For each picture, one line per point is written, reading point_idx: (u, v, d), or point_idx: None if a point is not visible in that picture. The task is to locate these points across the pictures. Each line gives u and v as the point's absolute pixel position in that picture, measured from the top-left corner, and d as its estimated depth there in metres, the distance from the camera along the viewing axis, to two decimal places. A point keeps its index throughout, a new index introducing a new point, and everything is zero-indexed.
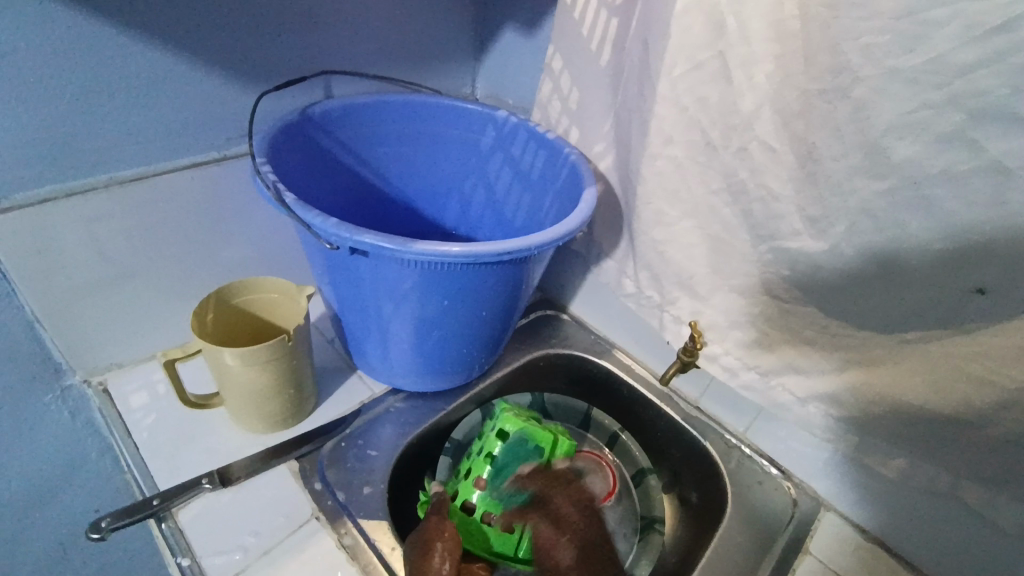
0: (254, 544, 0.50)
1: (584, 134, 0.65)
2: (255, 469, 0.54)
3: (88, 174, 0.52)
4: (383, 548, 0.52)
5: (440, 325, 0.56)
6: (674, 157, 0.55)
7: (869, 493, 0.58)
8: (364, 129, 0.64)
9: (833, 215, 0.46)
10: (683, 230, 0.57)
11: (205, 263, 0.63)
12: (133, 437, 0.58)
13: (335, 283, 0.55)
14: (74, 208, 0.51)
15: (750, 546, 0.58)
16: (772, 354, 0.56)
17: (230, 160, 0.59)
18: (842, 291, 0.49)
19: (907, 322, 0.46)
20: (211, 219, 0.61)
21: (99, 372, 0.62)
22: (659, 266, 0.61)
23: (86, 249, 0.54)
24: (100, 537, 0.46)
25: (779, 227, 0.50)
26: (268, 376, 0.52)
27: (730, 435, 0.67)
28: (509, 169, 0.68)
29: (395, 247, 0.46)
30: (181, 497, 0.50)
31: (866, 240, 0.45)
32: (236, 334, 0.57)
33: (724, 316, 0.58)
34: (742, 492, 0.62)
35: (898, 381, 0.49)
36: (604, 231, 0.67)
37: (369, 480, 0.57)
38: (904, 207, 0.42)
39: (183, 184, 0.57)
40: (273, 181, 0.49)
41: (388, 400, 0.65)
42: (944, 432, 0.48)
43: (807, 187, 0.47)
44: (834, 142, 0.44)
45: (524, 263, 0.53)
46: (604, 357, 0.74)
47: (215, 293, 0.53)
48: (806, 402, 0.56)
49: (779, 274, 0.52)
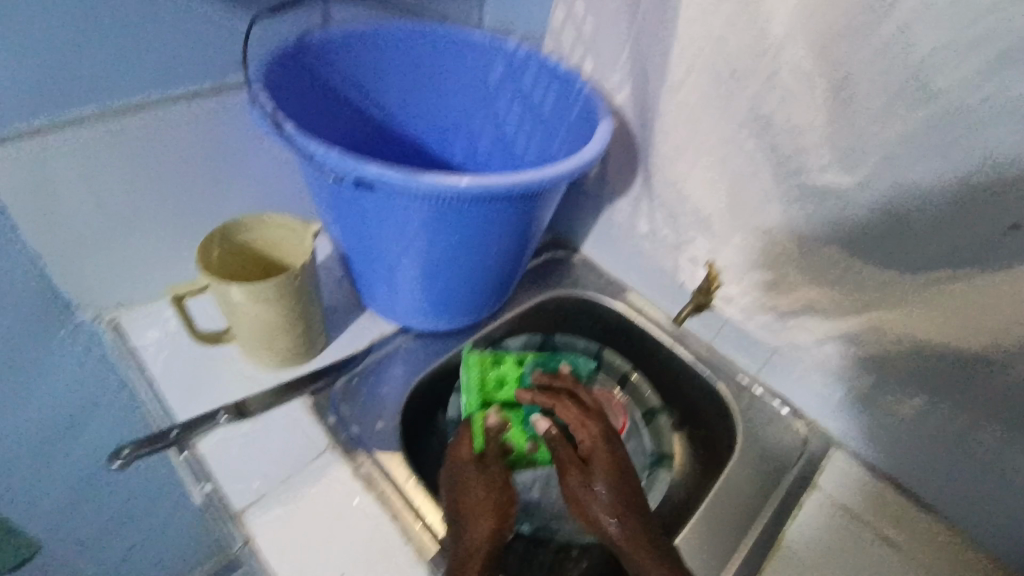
0: (273, 473, 0.52)
1: (599, 63, 0.61)
2: (269, 402, 0.55)
3: (81, 105, 0.50)
4: (399, 478, 0.53)
5: (449, 263, 0.55)
6: (696, 86, 0.51)
7: (881, 432, 0.58)
8: (366, 61, 0.60)
9: (867, 146, 0.43)
10: (703, 165, 0.54)
11: (209, 201, 0.62)
12: (146, 370, 0.59)
13: (341, 220, 0.54)
14: (68, 141, 0.50)
15: (760, 481, 0.59)
16: (790, 295, 0.55)
17: (230, 92, 0.57)
18: (870, 229, 0.46)
19: (938, 261, 0.44)
20: (211, 155, 0.59)
21: (109, 310, 0.62)
22: (676, 204, 0.58)
23: (86, 184, 0.53)
24: (122, 464, 0.48)
25: (807, 161, 0.47)
26: (278, 312, 0.52)
27: (742, 376, 0.66)
28: (518, 105, 0.64)
29: (401, 178, 0.44)
30: (198, 430, 0.52)
31: (900, 174, 0.42)
32: (244, 272, 0.56)
33: (742, 256, 0.56)
34: (752, 431, 0.62)
35: (923, 320, 0.47)
36: (619, 168, 0.64)
37: (382, 415, 0.58)
38: (946, 136, 0.40)
39: (179, 117, 0.55)
40: (272, 111, 0.46)
41: (398, 339, 0.65)
42: (966, 372, 0.47)
43: (840, 118, 0.44)
44: (872, 66, 0.40)
45: (536, 198, 0.50)
46: (616, 299, 0.73)
47: (220, 229, 0.52)
48: (824, 342, 0.56)
49: (803, 212, 0.50)
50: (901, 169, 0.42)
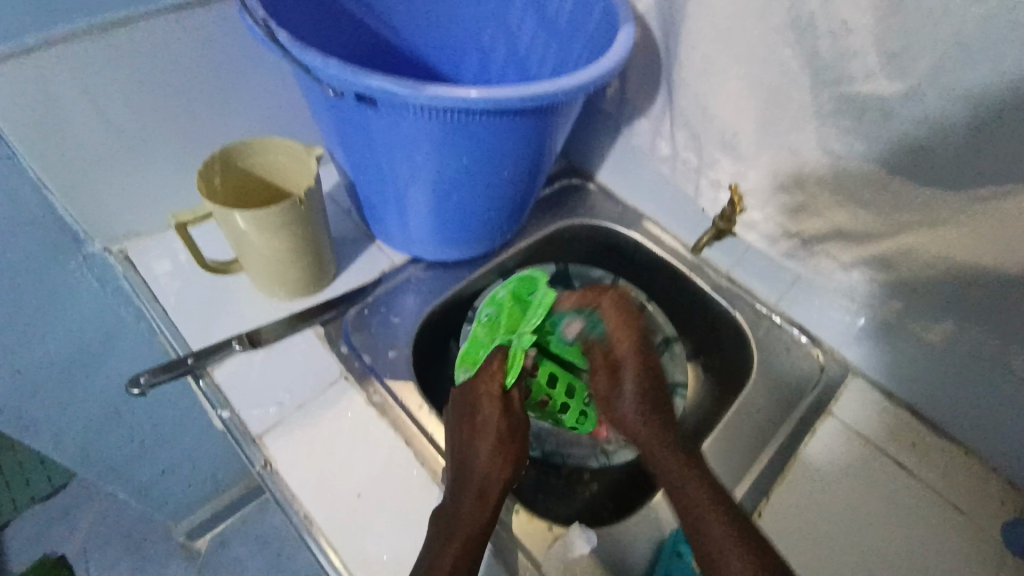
0: (289, 400, 0.53)
1: None
2: (281, 332, 0.55)
3: (66, 19, 0.46)
4: (411, 406, 0.54)
5: (459, 187, 0.53)
6: None
7: (903, 359, 0.57)
8: None
9: (919, 48, 0.39)
10: (732, 77, 0.50)
11: (207, 125, 0.59)
12: (161, 302, 0.58)
13: (344, 141, 0.51)
14: (57, 59, 0.47)
15: (772, 408, 0.59)
16: (819, 218, 0.53)
17: (218, 4, 0.52)
18: (914, 144, 0.43)
19: (982, 177, 0.41)
20: (206, 76, 0.56)
21: (117, 241, 0.62)
22: (700, 122, 0.54)
23: (78, 107, 0.50)
24: (140, 391, 0.49)
25: (849, 67, 0.43)
26: (285, 240, 0.51)
27: (761, 305, 0.64)
28: (533, 16, 0.59)
29: (404, 92, 0.41)
30: (212, 357, 0.52)
31: (953, 80, 0.38)
32: (247, 199, 0.54)
33: (769, 177, 0.53)
34: (768, 360, 0.62)
35: (960, 242, 0.45)
36: (639, 85, 0.60)
37: (394, 344, 0.58)
38: (1009, 33, 0.35)
39: (170, 32, 0.51)
40: (264, 19, 0.43)
41: (408, 270, 0.64)
42: (1002, 297, 0.45)
43: (892, 16, 0.39)
44: None
45: (549, 113, 0.47)
46: (632, 228, 0.70)
47: (219, 153, 0.50)
48: (851, 268, 0.55)
49: (839, 126, 0.46)
50: (953, 74, 0.38)
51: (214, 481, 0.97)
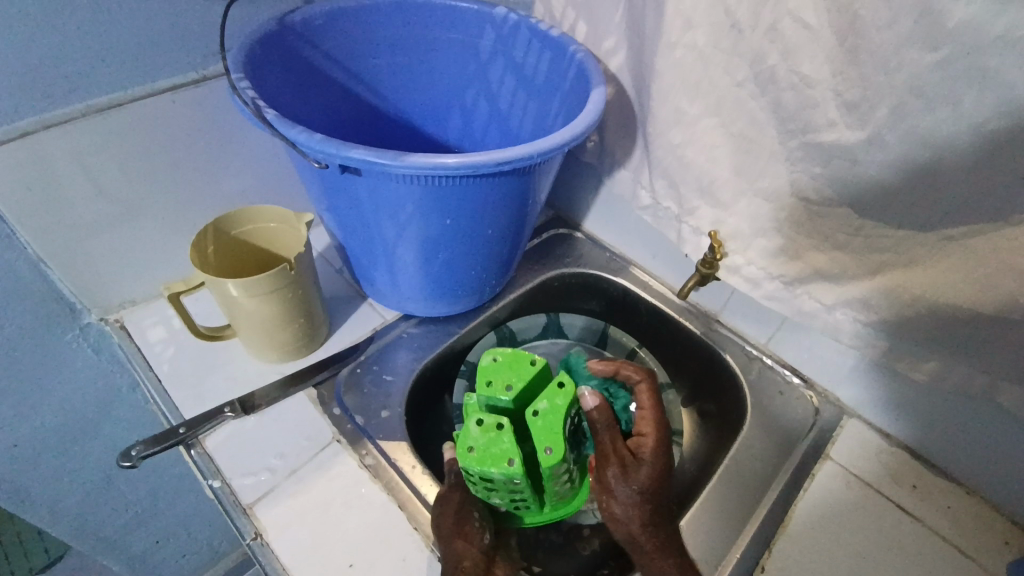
0: (281, 465, 0.52)
1: (593, 28, 0.58)
2: (274, 397, 0.55)
3: (64, 103, 0.49)
4: (404, 466, 0.53)
5: (445, 246, 0.54)
6: (695, 44, 0.48)
7: (896, 398, 0.57)
8: (352, 38, 0.58)
9: (876, 97, 0.41)
10: (704, 129, 0.52)
11: (203, 194, 0.61)
12: (154, 369, 0.59)
13: (333, 207, 0.53)
14: (56, 141, 0.49)
15: (773, 451, 0.58)
16: (799, 261, 0.53)
17: (211, 81, 0.55)
18: (883, 187, 0.44)
19: (950, 218, 0.42)
20: (201, 147, 0.58)
21: (113, 310, 0.62)
22: (677, 172, 0.56)
23: (77, 184, 0.53)
24: (131, 464, 0.48)
25: (813, 118, 0.45)
26: (275, 304, 0.52)
27: (751, 347, 0.65)
28: (512, 75, 0.62)
29: (386, 162, 0.43)
30: (204, 427, 0.52)
31: (910, 126, 0.40)
32: (239, 265, 0.56)
33: (748, 222, 0.54)
34: (763, 402, 0.61)
35: (936, 280, 0.45)
36: (617, 139, 0.62)
37: (387, 403, 0.58)
38: (956, 82, 0.37)
39: (166, 111, 0.54)
40: (253, 98, 0.45)
41: (400, 326, 0.65)
42: (983, 334, 0.45)
43: (847, 68, 0.41)
44: (881, 8, 0.38)
45: (529, 173, 0.49)
46: (620, 275, 0.72)
47: (213, 223, 0.51)
48: (834, 308, 0.54)
49: (809, 172, 0.48)
50: (911, 120, 0.40)
51: (210, 550, 0.94)
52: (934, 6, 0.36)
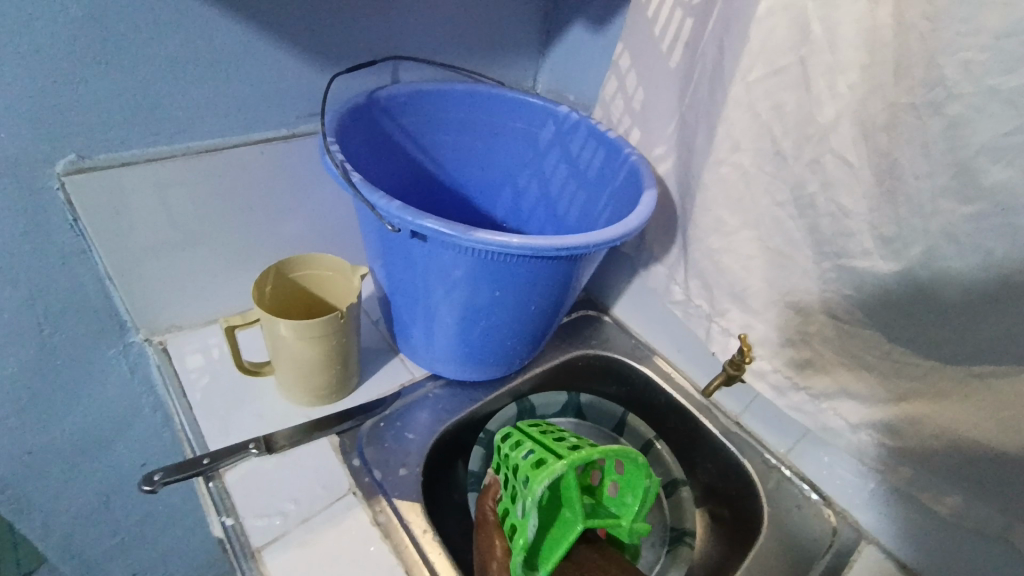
0: (294, 511, 0.52)
1: (646, 135, 0.64)
2: (297, 439, 0.56)
3: (167, 142, 0.54)
4: (415, 529, 0.53)
5: (488, 316, 0.57)
6: (740, 164, 0.53)
7: (918, 531, 0.56)
8: (427, 115, 0.64)
9: (912, 236, 0.44)
10: (743, 240, 0.55)
11: (265, 236, 0.65)
12: (187, 395, 0.60)
13: (389, 266, 0.56)
14: (152, 173, 0.54)
15: (785, 570, 0.57)
16: (825, 375, 0.55)
17: (298, 138, 0.61)
18: (912, 317, 0.46)
19: (981, 356, 0.44)
20: (274, 193, 0.63)
21: (159, 332, 0.64)
22: (712, 275, 0.59)
23: (159, 212, 0.57)
24: (151, 489, 0.49)
25: (848, 245, 0.48)
26: (318, 349, 0.54)
27: (769, 455, 0.65)
28: (566, 166, 0.67)
29: (454, 234, 0.46)
30: (228, 459, 0.53)
31: (943, 266, 0.43)
32: (291, 307, 0.58)
33: (776, 331, 0.56)
34: (779, 514, 0.61)
35: (964, 415, 0.46)
36: (657, 235, 0.66)
37: (405, 462, 0.58)
38: (993, 233, 0.40)
39: (252, 159, 0.59)
40: (341, 161, 0.50)
41: (427, 385, 0.66)
42: (1009, 476, 0.46)
43: (884, 206, 0.45)
44: (920, 159, 0.42)
45: (577, 259, 0.52)
46: (644, 363, 0.73)
47: (276, 265, 0.55)
48: (858, 428, 0.55)
49: (841, 294, 0.50)
50: (943, 261, 0.43)
51: None
52: (975, 164, 0.40)
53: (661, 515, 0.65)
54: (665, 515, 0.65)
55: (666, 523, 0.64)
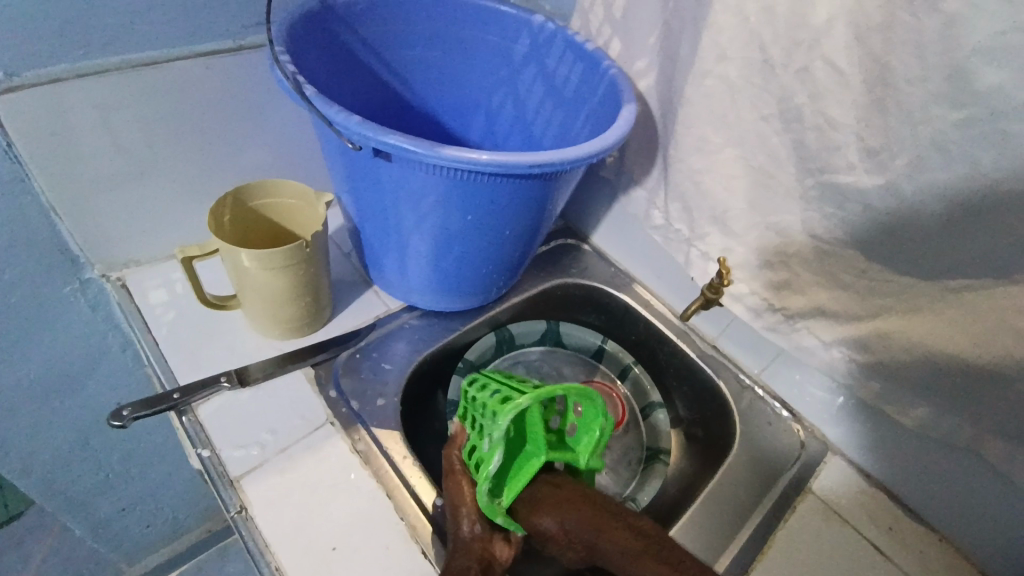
0: (271, 441, 0.52)
1: (627, 47, 0.59)
2: (271, 371, 0.55)
3: (99, 54, 0.49)
4: (395, 456, 0.53)
5: (461, 242, 0.54)
6: (726, 76, 0.50)
7: (881, 441, 0.59)
8: (390, 27, 0.59)
9: (898, 147, 0.42)
10: (725, 159, 0.53)
11: (222, 164, 0.61)
12: (152, 331, 0.58)
13: (354, 191, 0.53)
14: (86, 90, 0.49)
15: (754, 482, 0.59)
16: (802, 295, 0.55)
17: (247, 52, 0.55)
18: (891, 233, 0.46)
19: (957, 270, 0.44)
20: (227, 116, 0.58)
21: (117, 269, 0.61)
22: (692, 197, 0.57)
23: (100, 135, 0.52)
24: (122, 425, 0.48)
25: (831, 160, 0.46)
26: (285, 280, 0.52)
27: (744, 376, 0.66)
28: (542, 83, 0.63)
29: (420, 151, 0.43)
30: (199, 393, 0.52)
31: (928, 178, 0.42)
32: (254, 237, 0.56)
33: (755, 253, 0.56)
34: (751, 430, 0.63)
35: (934, 330, 0.47)
36: (637, 158, 0.63)
37: (383, 392, 0.58)
38: (982, 141, 0.39)
39: (198, 75, 0.54)
40: (293, 73, 0.46)
41: (402, 317, 0.65)
42: (972, 387, 0.47)
43: (872, 116, 0.43)
44: (913, 62, 0.39)
45: (553, 180, 0.50)
46: (623, 290, 0.73)
47: (233, 192, 0.51)
48: (831, 346, 0.55)
49: (822, 213, 0.49)
50: (928, 173, 0.42)
51: (173, 522, 0.93)
52: (969, 66, 0.37)
53: (638, 436, 0.68)
54: (641, 435, 0.67)
55: (642, 443, 0.67)
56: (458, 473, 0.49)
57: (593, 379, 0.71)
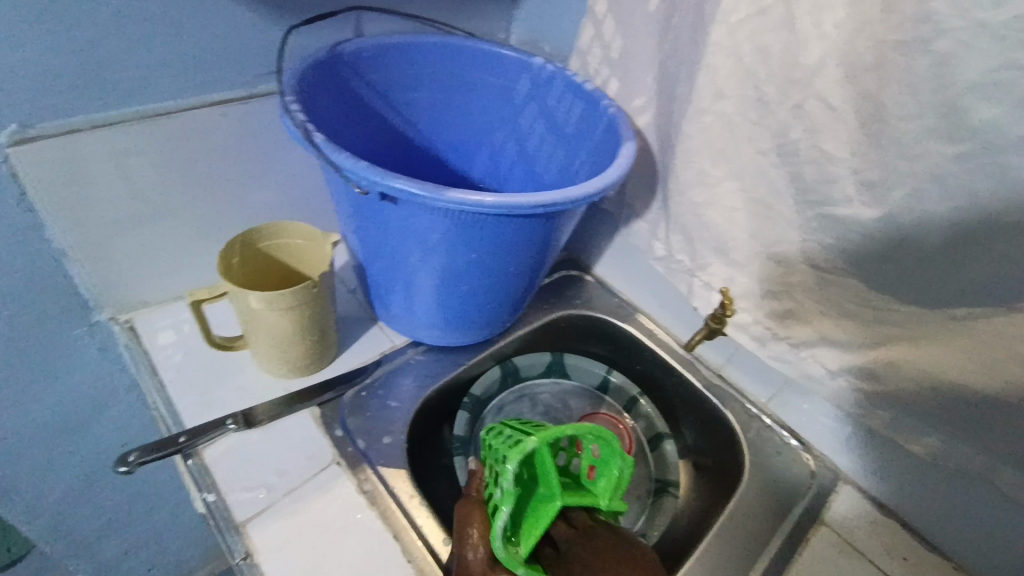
0: (279, 483, 0.51)
1: (625, 85, 0.61)
2: (277, 412, 0.55)
3: (114, 107, 0.50)
4: (403, 495, 0.53)
5: (467, 279, 0.55)
6: (723, 112, 0.51)
7: (893, 471, 0.58)
8: (395, 71, 0.61)
9: (895, 180, 0.43)
10: (725, 192, 0.54)
11: (232, 206, 0.62)
12: (160, 373, 0.58)
13: (361, 231, 0.54)
14: (101, 141, 0.50)
15: (767, 514, 0.59)
16: (807, 325, 0.55)
17: (257, 99, 0.57)
18: (892, 264, 0.46)
19: (958, 299, 0.44)
20: (237, 160, 0.59)
21: (126, 310, 0.62)
22: (694, 229, 0.58)
23: (113, 183, 0.53)
24: (128, 470, 0.48)
25: (830, 192, 0.47)
26: (293, 321, 0.52)
27: (752, 406, 0.66)
28: (543, 121, 0.65)
29: (427, 195, 0.44)
30: (206, 436, 0.52)
31: (926, 210, 0.42)
32: (261, 278, 0.56)
33: (758, 283, 0.56)
34: (761, 461, 0.62)
35: (940, 359, 0.47)
36: (638, 191, 0.64)
37: (390, 430, 0.58)
38: (978, 174, 0.39)
39: (209, 123, 0.55)
40: (303, 121, 0.47)
41: (408, 352, 0.65)
42: (981, 415, 0.47)
43: (868, 150, 0.44)
44: (906, 100, 0.40)
45: (556, 217, 0.51)
46: (627, 321, 0.73)
47: (241, 234, 0.52)
48: (837, 374, 0.55)
49: (823, 243, 0.50)
50: (926, 205, 0.42)
51: (176, 563, 0.91)
52: (962, 103, 0.38)
53: (647, 468, 0.66)
54: (650, 468, 0.66)
55: (651, 475, 0.66)
56: (473, 501, 0.49)
57: (599, 411, 0.70)
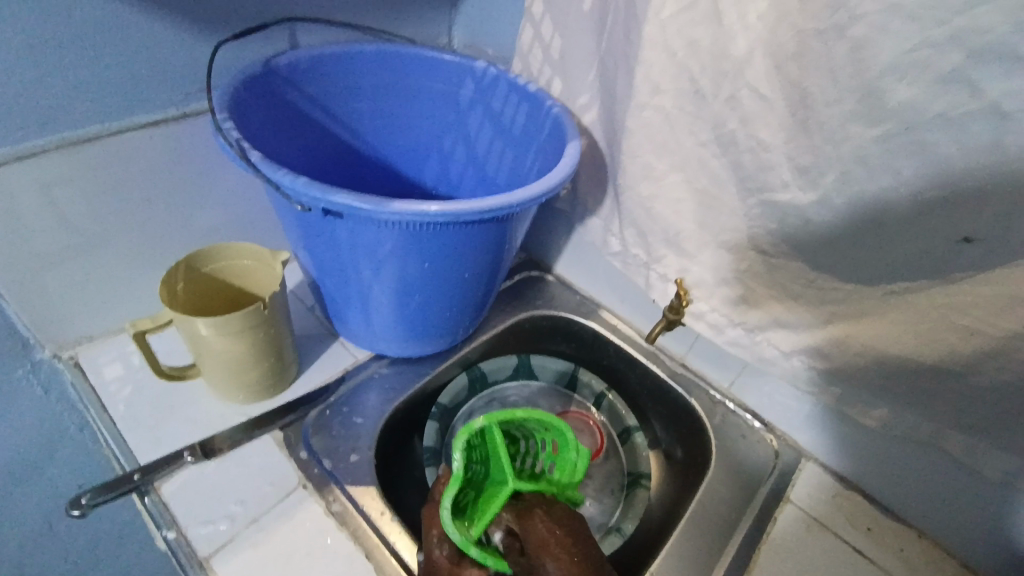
0: (242, 513, 0.50)
1: (568, 85, 0.62)
2: (237, 440, 0.54)
3: (36, 135, 0.48)
4: (373, 513, 0.52)
5: (423, 289, 0.55)
6: (662, 106, 0.52)
7: (852, 444, 0.60)
8: (335, 82, 0.60)
9: (826, 165, 0.44)
10: (671, 185, 0.55)
11: (175, 231, 0.60)
12: (110, 410, 0.56)
13: (310, 248, 0.53)
14: (25, 172, 0.48)
15: (734, 496, 0.60)
16: (759, 309, 0.56)
17: (191, 118, 0.55)
18: (833, 245, 0.48)
19: (896, 274, 0.46)
20: (175, 183, 0.57)
21: (68, 347, 0.60)
22: (645, 223, 0.59)
23: (45, 217, 0.51)
24: (81, 513, 0.46)
25: (768, 180, 0.48)
26: (244, 345, 0.51)
27: (716, 391, 0.68)
28: (490, 124, 0.65)
29: (370, 207, 0.44)
30: (163, 470, 0.51)
31: (858, 191, 0.44)
32: (211, 302, 0.55)
33: (710, 272, 0.57)
34: (726, 445, 0.64)
35: (883, 333, 0.49)
36: (589, 188, 0.65)
37: (356, 447, 0.57)
38: (902, 154, 0.41)
39: (142, 146, 0.53)
40: (237, 139, 0.46)
41: (372, 366, 0.64)
42: (926, 384, 0.49)
43: (799, 136, 0.45)
44: (829, 86, 0.42)
45: (506, 221, 0.51)
46: (591, 317, 0.74)
47: (185, 259, 0.51)
48: (790, 354, 0.57)
49: (767, 229, 0.51)
50: (858, 187, 0.44)
51: None
52: (880, 85, 0.40)
53: (618, 462, 0.67)
54: (621, 462, 0.67)
55: (623, 469, 0.66)
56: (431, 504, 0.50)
57: (570, 409, 0.71)
